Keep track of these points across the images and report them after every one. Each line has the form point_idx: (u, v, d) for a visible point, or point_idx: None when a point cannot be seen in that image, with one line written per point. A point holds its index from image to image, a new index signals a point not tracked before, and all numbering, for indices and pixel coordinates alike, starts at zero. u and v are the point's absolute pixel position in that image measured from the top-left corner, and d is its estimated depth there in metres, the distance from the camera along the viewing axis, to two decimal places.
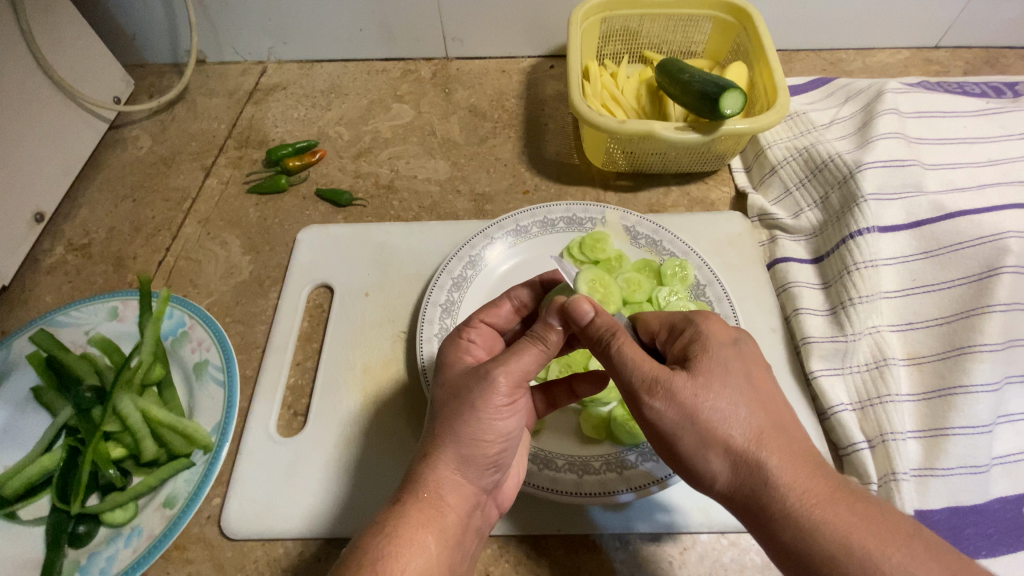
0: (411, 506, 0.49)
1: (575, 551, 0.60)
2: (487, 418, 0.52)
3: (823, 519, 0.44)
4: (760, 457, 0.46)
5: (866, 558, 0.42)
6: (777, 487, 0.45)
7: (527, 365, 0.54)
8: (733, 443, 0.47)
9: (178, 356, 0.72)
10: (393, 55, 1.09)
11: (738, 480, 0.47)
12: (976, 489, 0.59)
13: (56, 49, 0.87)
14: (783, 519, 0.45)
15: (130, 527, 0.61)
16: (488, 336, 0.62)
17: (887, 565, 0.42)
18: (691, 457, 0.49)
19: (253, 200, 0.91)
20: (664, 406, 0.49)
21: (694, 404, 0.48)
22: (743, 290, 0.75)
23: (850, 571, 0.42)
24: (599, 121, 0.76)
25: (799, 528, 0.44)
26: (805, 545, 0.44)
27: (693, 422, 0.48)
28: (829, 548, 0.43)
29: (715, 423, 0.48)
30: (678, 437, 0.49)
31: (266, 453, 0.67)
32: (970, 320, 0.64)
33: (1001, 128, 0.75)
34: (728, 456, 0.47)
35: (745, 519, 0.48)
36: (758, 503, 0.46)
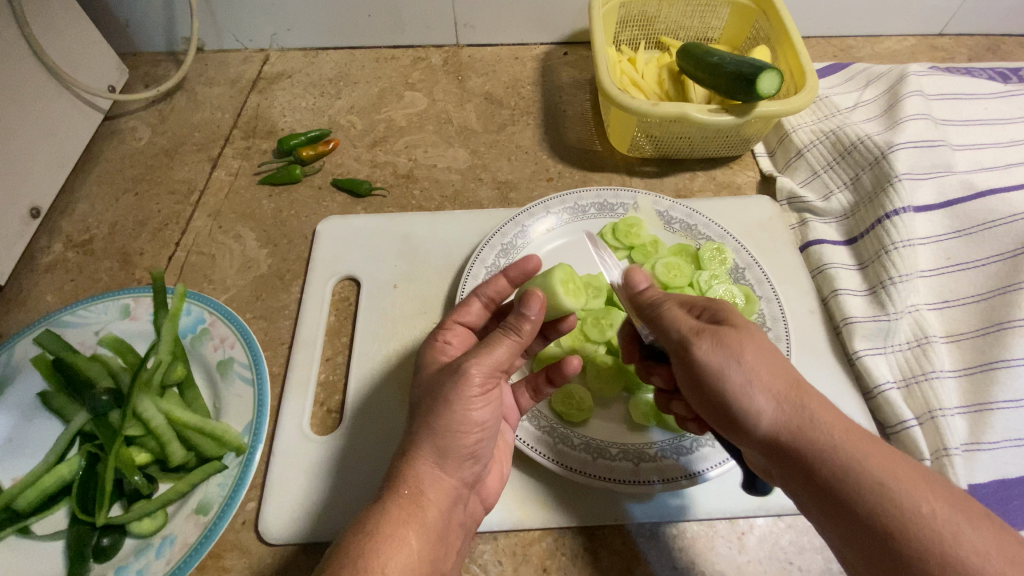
0: (390, 502, 0.47)
1: (633, 540, 0.59)
2: (462, 409, 0.50)
3: (866, 452, 0.42)
4: (803, 392, 0.46)
5: (914, 491, 0.40)
6: (821, 421, 0.44)
7: (501, 357, 0.52)
8: (777, 381, 0.46)
9: (199, 354, 0.68)
10: (401, 43, 1.06)
11: (784, 415, 0.45)
12: (1022, 461, 0.60)
13: (50, 34, 0.82)
14: (829, 453, 0.43)
15: (160, 537, 0.57)
16: (464, 334, 0.60)
17: (932, 497, 0.40)
18: (733, 394, 0.46)
19: (265, 192, 0.87)
20: (711, 346, 0.48)
21: (738, 343, 0.47)
22: (781, 272, 0.75)
23: (898, 498, 0.40)
24: (631, 104, 0.74)
25: (844, 459, 0.42)
26: (851, 478, 0.42)
27: (740, 360, 0.47)
28: (878, 479, 0.41)
29: (759, 364, 0.47)
30: (724, 373, 0.47)
31: (301, 454, 0.63)
32: (1008, 295, 0.65)
33: (1021, 109, 0.77)
34: (773, 393, 0.46)
35: (781, 460, 0.45)
36: (801, 436, 0.44)
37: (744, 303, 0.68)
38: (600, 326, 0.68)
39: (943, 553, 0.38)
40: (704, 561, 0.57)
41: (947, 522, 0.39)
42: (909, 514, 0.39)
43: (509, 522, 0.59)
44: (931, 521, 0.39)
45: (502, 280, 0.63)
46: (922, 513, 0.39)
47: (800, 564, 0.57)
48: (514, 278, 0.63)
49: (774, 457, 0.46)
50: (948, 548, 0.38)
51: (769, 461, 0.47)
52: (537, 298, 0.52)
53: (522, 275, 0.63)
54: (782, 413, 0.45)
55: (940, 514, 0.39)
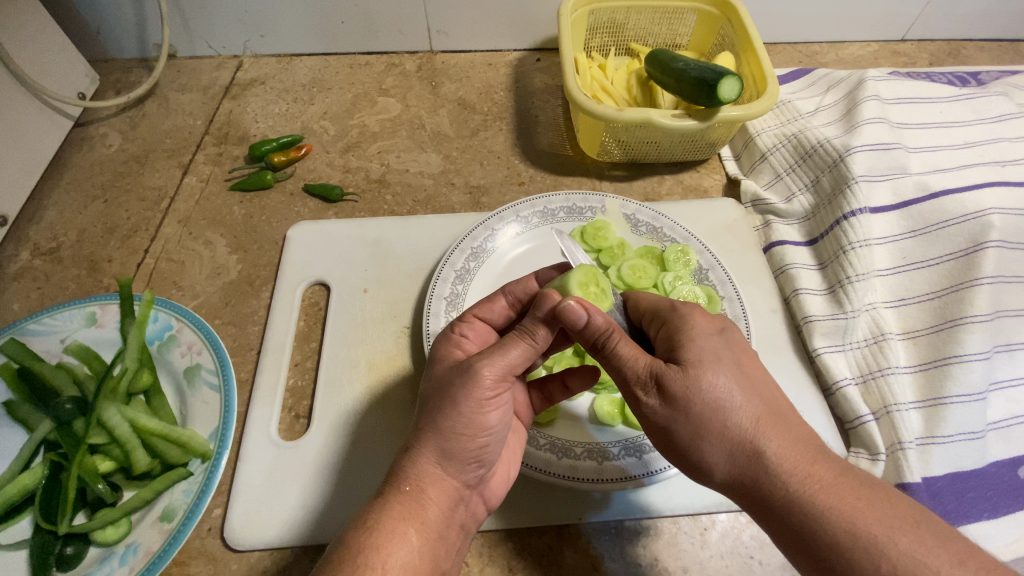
0: (393, 499, 0.48)
1: (598, 538, 0.59)
2: (472, 413, 0.50)
3: (825, 504, 0.43)
4: (757, 442, 0.46)
5: (872, 542, 0.41)
6: (778, 473, 0.45)
7: (515, 360, 0.52)
8: (731, 432, 0.46)
9: (166, 360, 0.68)
10: (376, 49, 1.06)
11: (738, 468, 0.46)
12: (974, 454, 0.62)
13: (17, 41, 0.81)
14: (786, 505, 0.44)
15: (124, 545, 0.57)
16: (482, 331, 0.60)
17: (894, 550, 0.41)
18: (689, 449, 0.48)
19: (237, 198, 0.87)
20: (658, 401, 0.48)
21: (686, 397, 0.47)
22: (744, 272, 0.77)
23: (855, 556, 0.41)
24: (598, 109, 0.75)
25: (802, 513, 0.44)
26: (810, 533, 0.43)
27: (688, 415, 0.47)
28: (834, 532, 0.42)
29: (710, 415, 0.47)
30: (674, 430, 0.48)
31: (268, 459, 0.63)
32: (961, 293, 0.66)
33: (974, 112, 0.80)
34: (727, 447, 0.46)
35: (747, 505, 0.48)
36: (759, 489, 0.46)
37: (705, 302, 0.70)
38: None
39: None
40: (668, 558, 0.58)
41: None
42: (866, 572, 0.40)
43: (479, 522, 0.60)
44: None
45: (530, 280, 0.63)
46: (880, 570, 0.40)
47: (762, 558, 0.59)
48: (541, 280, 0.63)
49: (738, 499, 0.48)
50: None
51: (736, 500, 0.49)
52: (574, 311, 0.49)
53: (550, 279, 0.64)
54: (738, 467, 0.46)
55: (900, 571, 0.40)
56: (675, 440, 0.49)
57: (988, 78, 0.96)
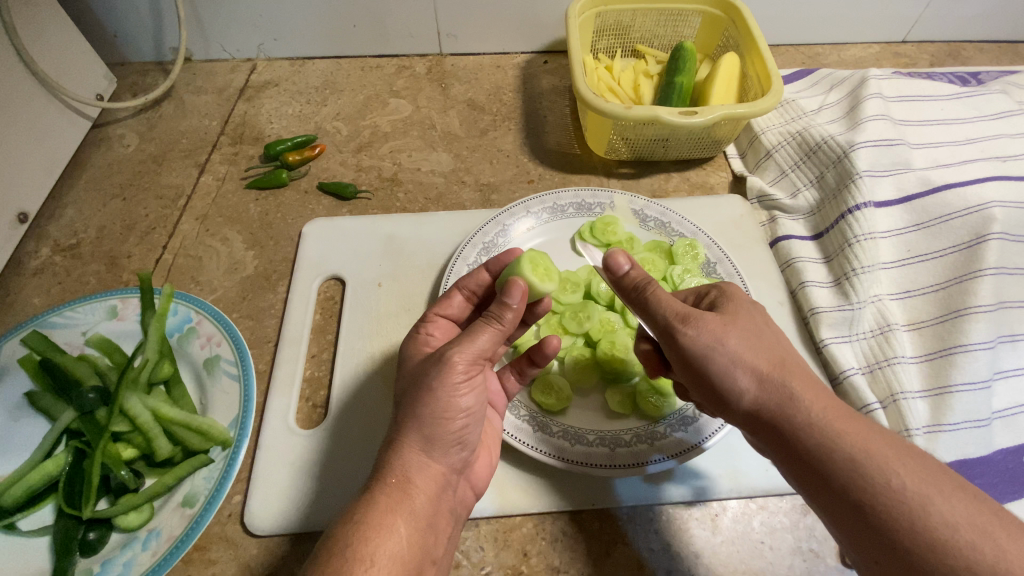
0: (379, 492, 0.48)
1: (611, 524, 0.60)
2: (446, 396, 0.51)
3: (842, 427, 0.44)
4: (781, 373, 0.48)
5: (884, 460, 0.42)
6: (800, 399, 0.46)
7: (484, 345, 0.53)
8: (759, 361, 0.49)
9: (186, 352, 0.70)
10: (386, 52, 1.09)
11: (765, 394, 0.47)
12: (980, 442, 0.62)
13: (38, 43, 0.83)
14: (807, 429, 0.45)
15: (146, 530, 0.58)
16: (447, 327, 0.62)
17: (902, 469, 0.41)
18: (719, 376, 0.49)
19: (252, 196, 0.89)
20: (698, 331, 0.50)
21: (723, 327, 0.50)
22: (752, 267, 0.78)
23: (869, 473, 0.42)
24: (605, 108, 0.77)
25: (822, 434, 0.44)
26: (827, 452, 0.44)
27: (725, 342, 0.49)
28: (850, 450, 0.43)
29: (742, 344, 0.49)
30: (707, 354, 0.50)
31: (287, 447, 0.65)
32: (965, 284, 0.68)
33: (975, 109, 0.82)
34: (756, 374, 0.48)
35: (768, 436, 0.48)
36: (782, 413, 0.47)
37: None
38: (578, 318, 0.71)
39: (912, 523, 0.40)
40: (681, 543, 0.59)
41: (918, 496, 0.40)
42: (879, 487, 0.41)
43: (493, 508, 0.61)
44: (899, 493, 0.41)
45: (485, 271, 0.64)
46: (892, 485, 0.41)
47: (773, 544, 0.60)
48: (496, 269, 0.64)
49: (760, 433, 0.49)
50: (918, 519, 0.39)
51: (756, 436, 0.49)
52: (619, 258, 0.55)
53: (502, 266, 0.64)
54: (763, 392, 0.48)
55: (910, 487, 0.41)
56: (705, 366, 0.50)
57: (988, 78, 0.98)
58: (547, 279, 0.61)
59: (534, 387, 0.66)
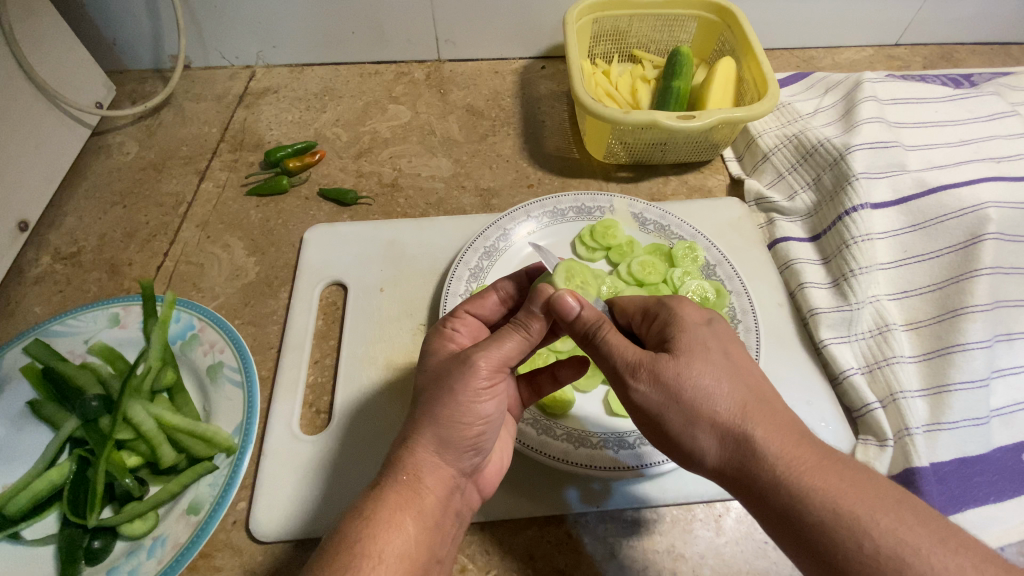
0: (389, 489, 0.49)
1: (616, 527, 0.61)
2: (468, 401, 0.51)
3: (809, 485, 0.43)
4: (745, 427, 0.47)
5: (854, 521, 0.41)
6: (765, 457, 0.45)
7: (509, 352, 0.53)
8: (719, 416, 0.47)
9: (189, 359, 0.70)
10: (385, 58, 1.09)
11: (727, 453, 0.47)
12: (979, 440, 0.63)
13: (37, 52, 0.84)
14: (772, 488, 0.45)
15: (152, 538, 0.58)
16: (474, 326, 0.61)
17: (873, 529, 0.41)
18: (680, 436, 0.49)
19: (253, 202, 0.89)
20: (649, 389, 0.49)
21: (678, 384, 0.48)
22: (750, 269, 0.79)
23: (837, 536, 0.41)
24: (604, 113, 0.77)
25: (788, 495, 0.44)
26: (794, 513, 0.43)
27: (679, 402, 0.48)
28: (818, 512, 0.42)
29: (700, 399, 0.48)
30: (664, 416, 0.49)
31: (293, 454, 0.65)
32: (961, 283, 0.69)
33: (968, 111, 0.83)
34: (717, 432, 0.47)
35: (737, 492, 0.48)
36: (747, 471, 0.46)
37: (715, 297, 0.72)
38: None
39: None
40: (685, 544, 0.60)
41: (890, 561, 0.40)
42: (849, 552, 0.41)
43: (498, 511, 0.61)
44: (872, 557, 0.40)
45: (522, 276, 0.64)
46: (863, 550, 0.40)
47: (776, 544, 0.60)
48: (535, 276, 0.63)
49: (729, 488, 0.49)
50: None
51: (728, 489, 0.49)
52: (568, 301, 0.51)
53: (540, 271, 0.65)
54: (726, 452, 0.47)
55: (881, 551, 0.40)
56: (666, 428, 0.50)
57: (981, 80, 0.99)
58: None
59: None
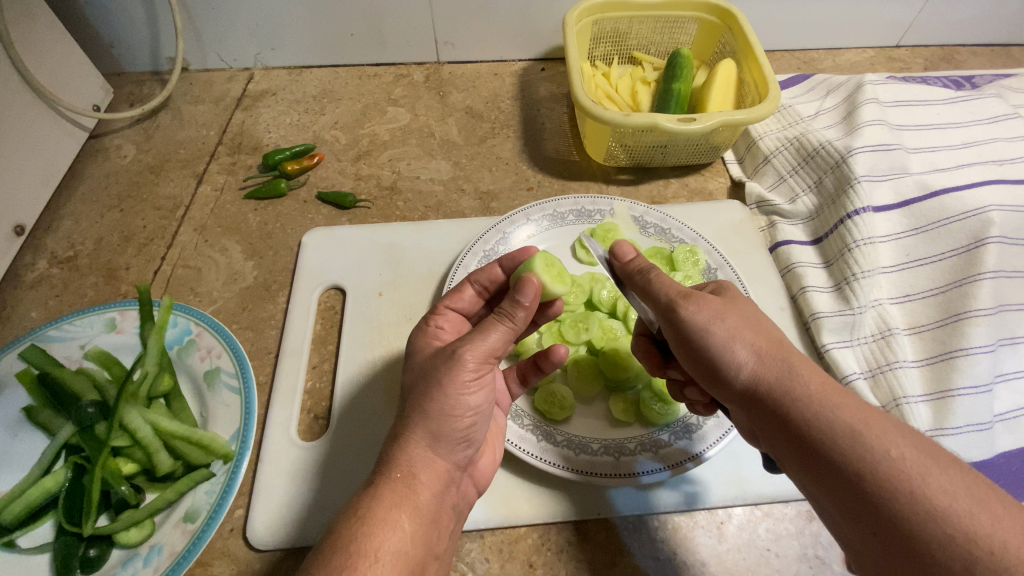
0: (384, 486, 0.48)
1: (616, 533, 0.60)
2: (456, 394, 0.51)
3: (839, 398, 0.43)
4: (778, 350, 0.48)
5: (882, 429, 0.41)
6: (798, 372, 0.45)
7: (495, 343, 0.53)
8: (757, 339, 0.48)
9: (186, 365, 0.69)
10: (384, 61, 1.09)
11: (763, 367, 0.47)
12: (982, 445, 0.63)
13: (35, 54, 0.83)
14: (804, 399, 0.44)
15: (147, 546, 0.58)
16: (456, 321, 0.62)
17: (902, 440, 0.40)
18: (717, 349, 0.49)
19: (251, 206, 0.89)
20: (699, 308, 0.50)
21: (723, 307, 0.50)
22: (753, 272, 0.78)
23: (867, 440, 0.41)
24: (604, 115, 0.77)
25: (818, 403, 0.43)
26: (823, 421, 0.42)
27: (725, 318, 0.49)
28: (847, 419, 0.42)
29: (741, 322, 0.50)
30: (706, 330, 0.50)
31: (291, 460, 0.64)
32: (964, 287, 0.68)
33: (970, 113, 0.82)
34: (753, 348, 0.48)
35: (763, 414, 0.46)
36: (781, 385, 0.45)
37: None
38: (576, 329, 0.71)
39: (910, 493, 0.38)
40: (687, 552, 0.59)
41: (916, 466, 0.39)
42: (877, 455, 0.40)
43: (497, 518, 0.60)
44: (899, 463, 0.39)
45: (496, 267, 0.64)
46: (890, 453, 0.40)
47: (778, 551, 0.59)
48: (508, 266, 0.64)
49: (755, 411, 0.47)
50: (915, 488, 0.38)
51: (751, 417, 0.48)
52: (532, 285, 0.54)
53: (516, 263, 0.64)
54: (761, 366, 0.47)
55: (908, 456, 0.39)
56: (704, 345, 0.50)
57: (982, 82, 0.99)
58: (559, 282, 0.62)
59: (536, 395, 0.66)
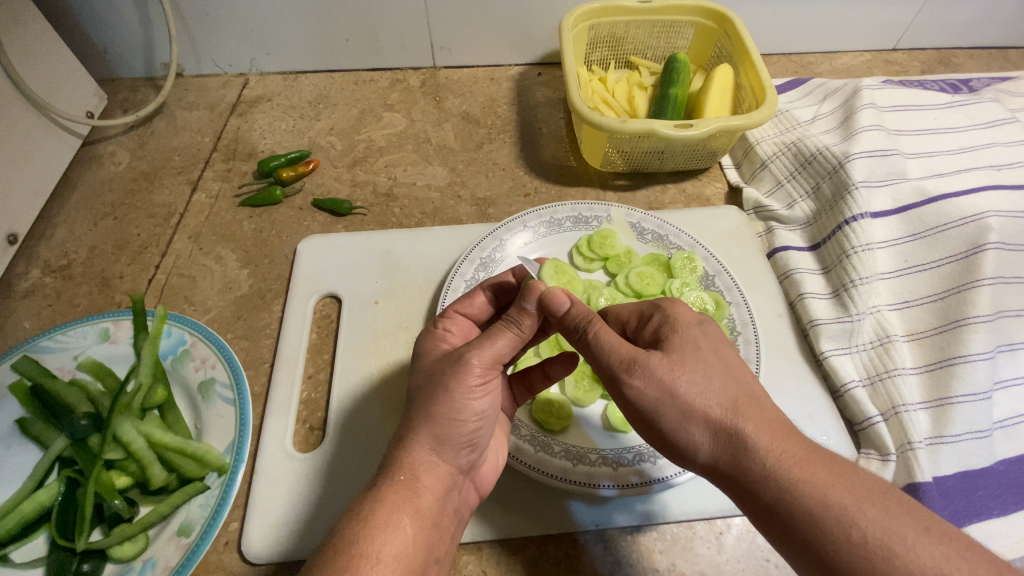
0: (386, 489, 0.48)
1: (614, 544, 0.60)
2: (462, 398, 0.51)
3: (800, 476, 0.43)
4: (736, 424, 0.45)
5: (843, 510, 0.41)
6: (757, 449, 0.44)
7: (502, 349, 0.53)
8: (710, 413, 0.46)
9: (180, 375, 0.68)
10: (380, 66, 1.08)
11: (720, 449, 0.46)
12: (982, 453, 0.62)
13: (28, 61, 0.83)
14: (764, 482, 0.43)
15: (141, 561, 0.57)
16: (465, 325, 0.61)
17: (863, 519, 0.40)
18: (672, 431, 0.48)
19: (246, 213, 0.88)
20: (644, 383, 0.48)
21: (671, 379, 0.47)
22: (750, 277, 0.78)
23: (828, 526, 0.40)
24: (600, 122, 0.76)
25: (778, 487, 0.43)
26: (783, 505, 0.42)
27: (672, 395, 0.47)
28: (807, 503, 0.41)
29: (689, 395, 0.47)
30: (658, 411, 0.48)
31: (287, 472, 0.64)
32: (963, 294, 0.68)
33: (968, 118, 0.82)
34: (708, 427, 0.46)
35: (728, 489, 0.47)
36: (740, 466, 0.45)
37: (714, 308, 0.71)
38: None
39: None
40: (686, 563, 0.59)
41: (878, 549, 0.39)
42: (838, 541, 0.40)
43: (495, 530, 0.60)
44: (859, 548, 0.39)
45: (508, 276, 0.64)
46: (851, 540, 0.40)
47: (778, 561, 0.59)
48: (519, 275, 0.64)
49: (721, 486, 0.47)
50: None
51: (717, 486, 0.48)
52: (538, 290, 0.53)
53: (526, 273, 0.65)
54: (719, 448, 0.46)
55: (870, 540, 0.39)
56: (659, 425, 0.49)
57: (979, 85, 0.99)
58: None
59: (535, 404, 0.65)
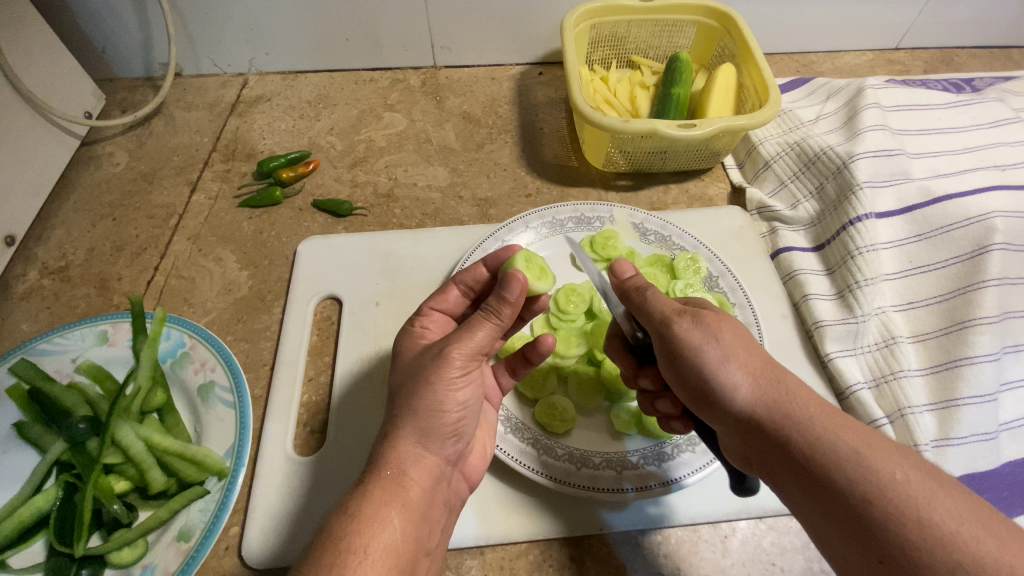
0: (373, 485, 0.47)
1: (618, 548, 0.59)
2: (443, 390, 0.51)
3: (841, 420, 0.43)
4: (777, 375, 0.47)
5: (886, 453, 0.40)
6: (797, 395, 0.45)
7: (482, 341, 0.53)
8: (751, 361, 0.48)
9: (179, 377, 0.68)
10: (380, 65, 1.08)
11: (762, 391, 0.46)
12: (988, 455, 0.62)
13: (25, 60, 0.82)
14: (807, 422, 0.43)
15: (140, 566, 0.56)
16: (442, 321, 0.61)
17: (907, 463, 0.40)
18: (713, 371, 0.48)
19: (246, 214, 0.87)
20: (693, 326, 0.50)
21: (716, 326, 0.50)
22: (754, 278, 0.78)
23: (873, 464, 0.40)
24: (602, 121, 0.76)
25: (822, 425, 0.43)
26: (826, 444, 0.42)
27: (718, 337, 0.49)
28: (850, 444, 0.41)
29: (732, 341, 0.49)
30: (703, 351, 0.49)
31: (286, 474, 0.63)
32: (969, 295, 0.67)
33: (973, 118, 0.82)
34: (750, 371, 0.47)
35: (764, 439, 0.45)
36: (782, 408, 0.45)
37: (717, 310, 0.70)
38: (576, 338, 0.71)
39: (918, 519, 0.37)
40: (691, 567, 0.58)
41: (921, 491, 0.38)
42: (883, 479, 0.39)
43: (497, 535, 0.59)
44: (905, 487, 0.38)
45: (481, 268, 0.63)
46: (896, 478, 0.39)
47: (783, 565, 0.59)
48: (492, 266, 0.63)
49: (755, 438, 0.46)
50: (923, 515, 0.37)
51: (750, 441, 0.47)
52: (519, 280, 0.52)
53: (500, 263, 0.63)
54: (759, 391, 0.46)
55: (914, 480, 0.39)
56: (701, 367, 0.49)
57: (982, 84, 0.98)
58: (541, 277, 0.63)
59: (537, 407, 0.65)
